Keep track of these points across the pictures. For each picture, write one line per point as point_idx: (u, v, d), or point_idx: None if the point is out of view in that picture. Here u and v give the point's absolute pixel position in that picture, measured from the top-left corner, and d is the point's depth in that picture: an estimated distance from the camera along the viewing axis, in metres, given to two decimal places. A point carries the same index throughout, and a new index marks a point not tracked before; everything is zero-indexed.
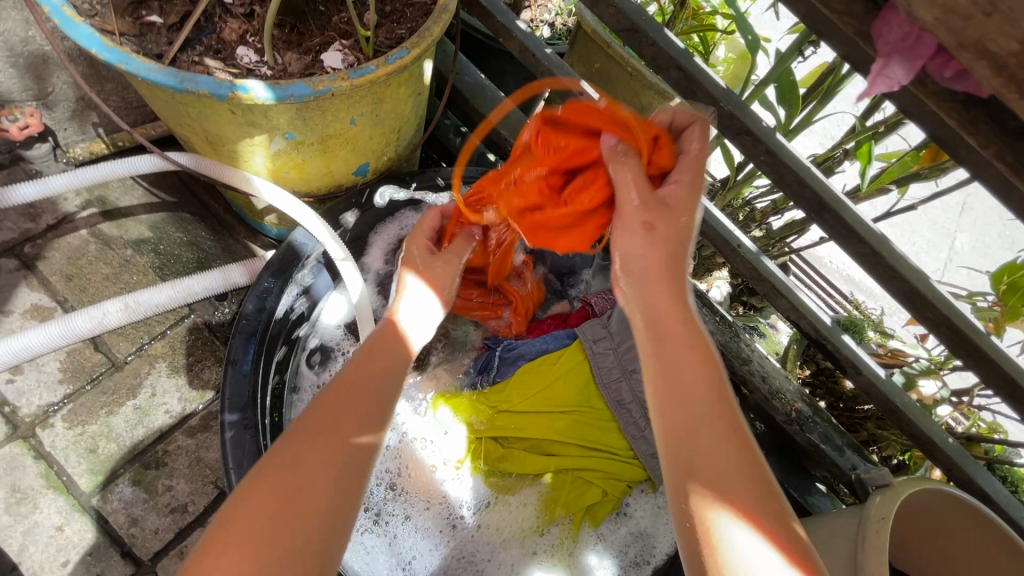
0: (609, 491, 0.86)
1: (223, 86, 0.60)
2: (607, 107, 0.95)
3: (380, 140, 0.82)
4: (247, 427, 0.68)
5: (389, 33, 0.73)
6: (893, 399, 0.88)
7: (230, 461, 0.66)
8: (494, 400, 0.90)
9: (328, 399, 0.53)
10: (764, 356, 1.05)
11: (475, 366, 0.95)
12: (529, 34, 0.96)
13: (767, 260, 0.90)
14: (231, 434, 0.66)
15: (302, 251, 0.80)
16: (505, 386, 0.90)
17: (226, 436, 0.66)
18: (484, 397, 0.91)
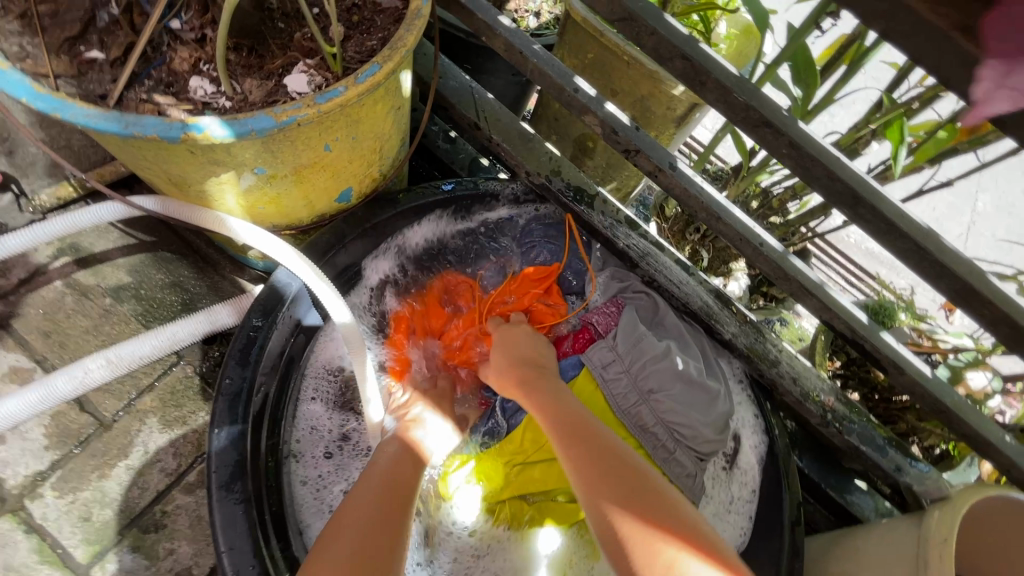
0: None
1: (174, 127, 0.53)
2: (605, 103, 0.87)
3: (361, 162, 0.75)
4: (238, 501, 0.63)
5: (359, 46, 0.65)
6: (942, 397, 0.81)
7: (223, 543, 0.61)
8: (509, 458, 0.80)
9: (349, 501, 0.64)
10: (794, 355, 0.97)
11: (482, 426, 0.84)
12: (514, 31, 0.88)
13: (794, 258, 0.83)
14: (221, 508, 0.62)
15: (285, 293, 0.74)
16: (518, 439, 0.80)
17: (216, 513, 0.62)
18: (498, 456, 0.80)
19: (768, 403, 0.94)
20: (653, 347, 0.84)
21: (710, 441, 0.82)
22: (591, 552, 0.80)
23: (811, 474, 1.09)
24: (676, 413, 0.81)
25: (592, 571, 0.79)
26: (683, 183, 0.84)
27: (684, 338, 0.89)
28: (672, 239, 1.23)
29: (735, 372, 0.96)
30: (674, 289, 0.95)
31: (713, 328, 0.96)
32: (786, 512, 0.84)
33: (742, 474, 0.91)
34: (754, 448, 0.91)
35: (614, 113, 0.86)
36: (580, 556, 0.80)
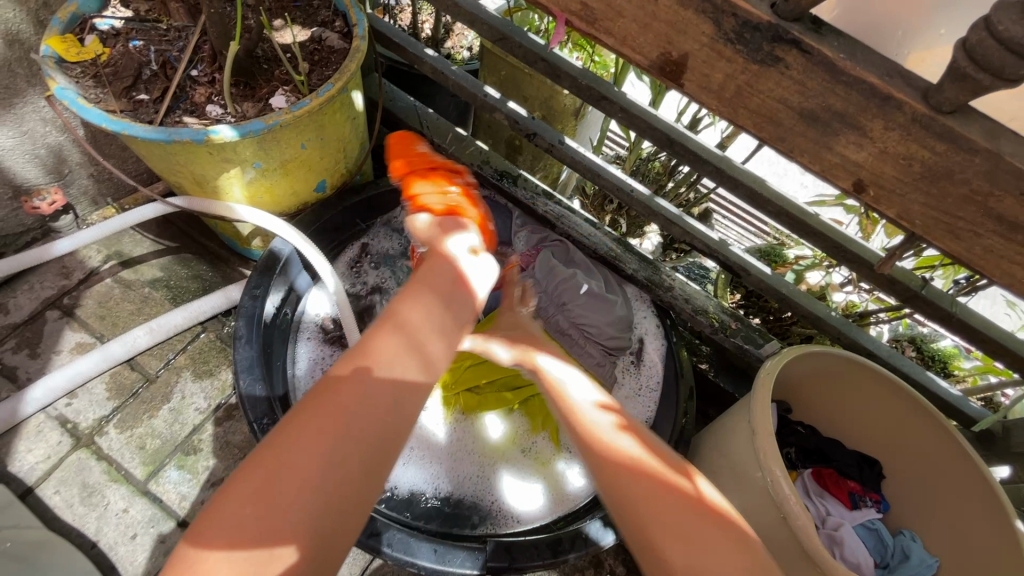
0: None
1: (200, 132, 0.82)
2: (508, 102, 1.17)
3: (330, 159, 1.04)
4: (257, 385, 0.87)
5: (320, 75, 0.94)
6: (780, 287, 1.09)
7: (248, 409, 0.84)
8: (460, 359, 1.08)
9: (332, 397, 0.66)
10: (684, 282, 1.23)
11: None
12: (437, 58, 1.19)
13: (659, 201, 1.15)
14: (245, 388, 0.86)
15: (280, 255, 1.00)
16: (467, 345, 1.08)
17: (242, 390, 0.86)
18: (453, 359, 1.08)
19: (667, 319, 1.20)
20: (563, 272, 1.15)
21: (613, 336, 1.13)
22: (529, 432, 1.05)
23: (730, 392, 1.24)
24: (583, 316, 1.13)
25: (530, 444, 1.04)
26: (570, 154, 1.15)
27: (590, 270, 1.18)
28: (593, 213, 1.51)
29: (641, 300, 1.23)
30: (583, 240, 1.24)
31: (618, 266, 1.23)
32: (681, 392, 1.08)
33: (649, 371, 1.17)
34: (656, 350, 1.18)
35: (516, 109, 1.16)
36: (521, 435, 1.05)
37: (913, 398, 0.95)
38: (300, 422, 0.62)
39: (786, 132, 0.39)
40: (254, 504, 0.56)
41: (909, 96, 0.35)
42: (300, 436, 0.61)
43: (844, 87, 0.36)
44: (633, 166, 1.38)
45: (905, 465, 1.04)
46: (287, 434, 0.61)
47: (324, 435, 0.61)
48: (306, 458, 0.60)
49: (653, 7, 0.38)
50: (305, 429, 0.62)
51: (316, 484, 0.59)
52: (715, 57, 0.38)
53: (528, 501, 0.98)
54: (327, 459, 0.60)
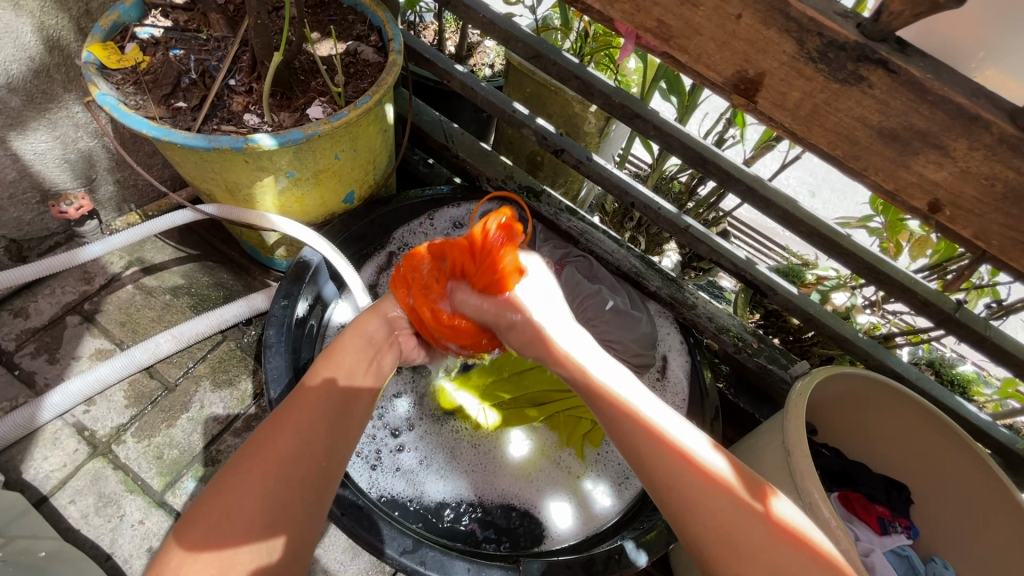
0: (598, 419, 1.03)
1: (239, 140, 0.82)
2: (537, 118, 1.18)
3: (360, 170, 1.05)
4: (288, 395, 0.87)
5: (356, 87, 0.95)
6: (807, 307, 1.09)
7: None
8: (483, 376, 1.06)
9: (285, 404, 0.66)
10: (708, 300, 1.22)
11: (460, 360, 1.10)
12: (466, 74, 1.20)
13: (686, 218, 1.16)
14: (276, 399, 0.85)
15: (310, 264, 1.00)
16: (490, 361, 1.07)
17: (273, 400, 0.85)
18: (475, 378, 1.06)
19: (690, 337, 1.20)
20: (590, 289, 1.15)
21: (639, 353, 1.13)
22: (556, 448, 1.03)
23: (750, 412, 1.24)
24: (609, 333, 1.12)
25: (558, 461, 1.02)
26: (598, 171, 1.16)
27: (614, 286, 1.18)
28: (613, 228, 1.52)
29: (664, 318, 1.23)
30: (607, 256, 1.24)
31: (642, 284, 1.23)
32: (707, 411, 1.08)
33: (674, 388, 1.16)
34: (680, 366, 1.18)
35: (544, 125, 1.17)
36: (549, 451, 1.03)
37: (947, 423, 0.93)
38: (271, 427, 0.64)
39: (861, 150, 0.40)
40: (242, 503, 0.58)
41: (998, 117, 0.34)
42: (279, 437, 0.63)
43: (929, 107, 0.36)
44: (655, 185, 1.39)
45: (934, 491, 1.02)
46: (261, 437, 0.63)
47: (296, 442, 0.63)
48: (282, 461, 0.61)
49: (733, 26, 0.39)
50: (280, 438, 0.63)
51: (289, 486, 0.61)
52: (794, 75, 0.39)
53: (555, 519, 0.96)
54: (302, 470, 0.62)
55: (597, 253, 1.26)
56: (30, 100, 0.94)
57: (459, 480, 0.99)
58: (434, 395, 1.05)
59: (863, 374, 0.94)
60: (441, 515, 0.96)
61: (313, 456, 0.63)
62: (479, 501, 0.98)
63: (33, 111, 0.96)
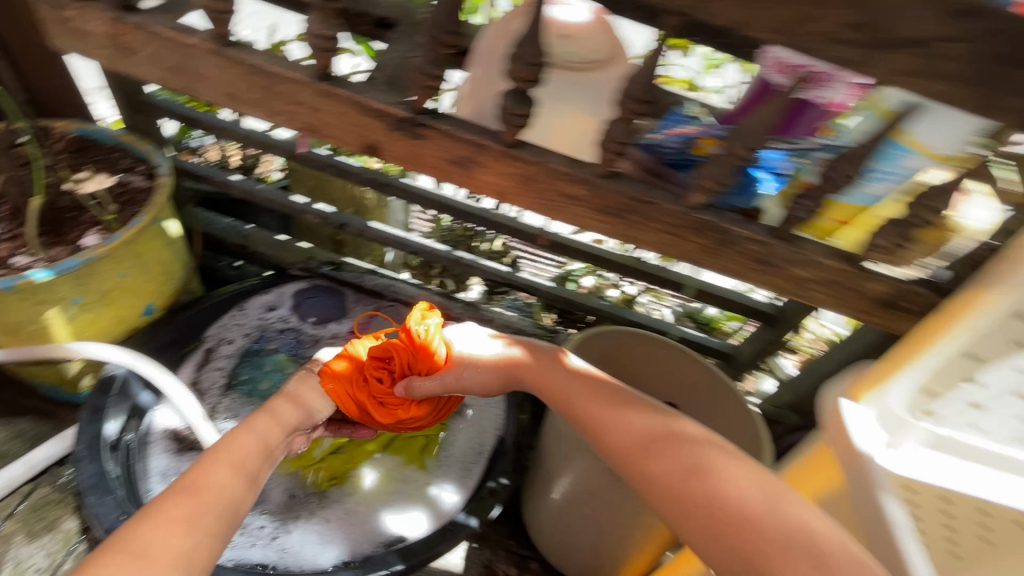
0: (428, 432, 1.21)
1: (10, 280, 0.88)
2: (314, 205, 1.44)
3: (154, 282, 1.14)
4: (108, 500, 0.91)
5: (130, 212, 1.07)
6: (563, 292, 1.44)
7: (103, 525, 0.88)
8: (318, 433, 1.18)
9: (198, 469, 0.59)
10: (499, 313, 1.52)
11: None
12: (243, 182, 1.40)
13: (457, 253, 1.46)
14: (95, 507, 0.89)
15: (114, 378, 1.06)
16: None
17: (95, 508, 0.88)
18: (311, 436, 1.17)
19: None
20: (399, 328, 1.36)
21: None
22: (402, 468, 1.17)
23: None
24: None
25: (405, 478, 1.16)
26: (375, 233, 1.44)
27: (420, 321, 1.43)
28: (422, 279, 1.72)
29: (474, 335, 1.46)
30: (413, 299, 1.45)
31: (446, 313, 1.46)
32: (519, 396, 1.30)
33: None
34: None
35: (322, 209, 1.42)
36: (397, 473, 1.17)
37: (671, 347, 1.27)
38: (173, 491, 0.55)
39: (447, 173, 0.66)
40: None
41: (494, 141, 0.63)
42: (193, 495, 0.55)
43: (462, 142, 0.63)
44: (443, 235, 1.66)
45: (688, 400, 1.36)
46: (197, 477, 0.58)
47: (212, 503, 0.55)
48: (224, 507, 0.56)
49: (350, 117, 0.63)
50: (200, 492, 0.55)
51: (221, 543, 0.53)
52: (391, 139, 0.64)
53: (407, 529, 1.08)
54: (200, 538, 0.51)
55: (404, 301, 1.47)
56: None
57: (319, 528, 1.07)
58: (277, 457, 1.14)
59: (606, 332, 1.26)
60: (308, 566, 1.01)
61: (225, 515, 0.55)
62: (343, 540, 1.06)
63: None
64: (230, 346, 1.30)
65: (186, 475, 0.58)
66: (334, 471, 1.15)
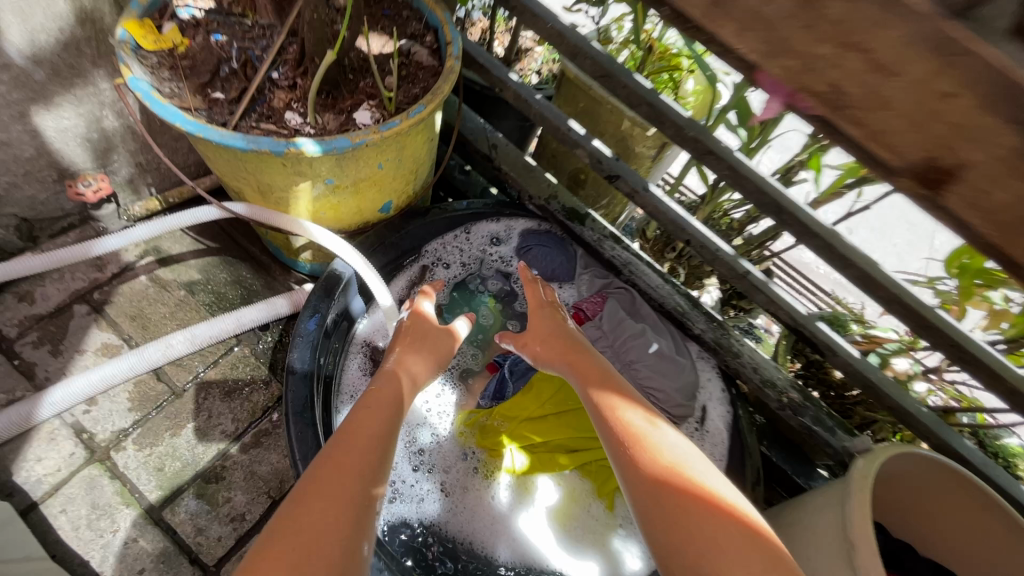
0: None
1: (280, 144, 0.74)
2: (592, 140, 1.09)
3: (402, 180, 0.97)
4: (309, 425, 0.76)
5: (407, 92, 0.88)
6: (869, 375, 0.99)
7: (298, 454, 0.73)
8: (511, 413, 0.97)
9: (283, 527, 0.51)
10: (753, 349, 1.15)
11: (488, 390, 1.02)
12: (521, 84, 1.12)
13: (746, 262, 1.02)
14: (296, 430, 0.75)
15: (342, 277, 0.93)
16: (522, 395, 0.98)
17: (292, 432, 0.74)
18: (500, 412, 0.98)
19: (732, 387, 1.14)
20: (632, 328, 1.05)
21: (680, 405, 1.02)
22: (590, 496, 0.96)
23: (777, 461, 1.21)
24: (651, 380, 1.01)
25: (588, 510, 0.95)
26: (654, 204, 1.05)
27: (656, 326, 1.11)
28: (653, 257, 1.43)
29: (706, 363, 1.17)
30: (651, 292, 1.16)
31: (685, 324, 1.16)
32: (748, 475, 1.02)
33: (711, 438, 1.11)
34: (721, 416, 1.13)
35: (600, 148, 1.07)
36: (582, 497, 0.96)
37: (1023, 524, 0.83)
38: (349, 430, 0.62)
39: None
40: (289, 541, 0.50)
41: None
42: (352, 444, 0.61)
43: None
44: (704, 217, 1.29)
45: None
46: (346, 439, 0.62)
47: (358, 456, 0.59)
48: (340, 483, 0.56)
49: (936, 105, 0.31)
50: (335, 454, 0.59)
51: None
52: (1008, 174, 0.31)
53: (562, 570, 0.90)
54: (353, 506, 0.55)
55: (640, 287, 1.18)
56: (56, 74, 0.88)
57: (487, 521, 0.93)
58: (459, 418, 1.00)
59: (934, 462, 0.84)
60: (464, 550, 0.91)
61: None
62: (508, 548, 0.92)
63: (58, 86, 0.89)
64: (440, 271, 1.15)
65: (300, 508, 0.53)
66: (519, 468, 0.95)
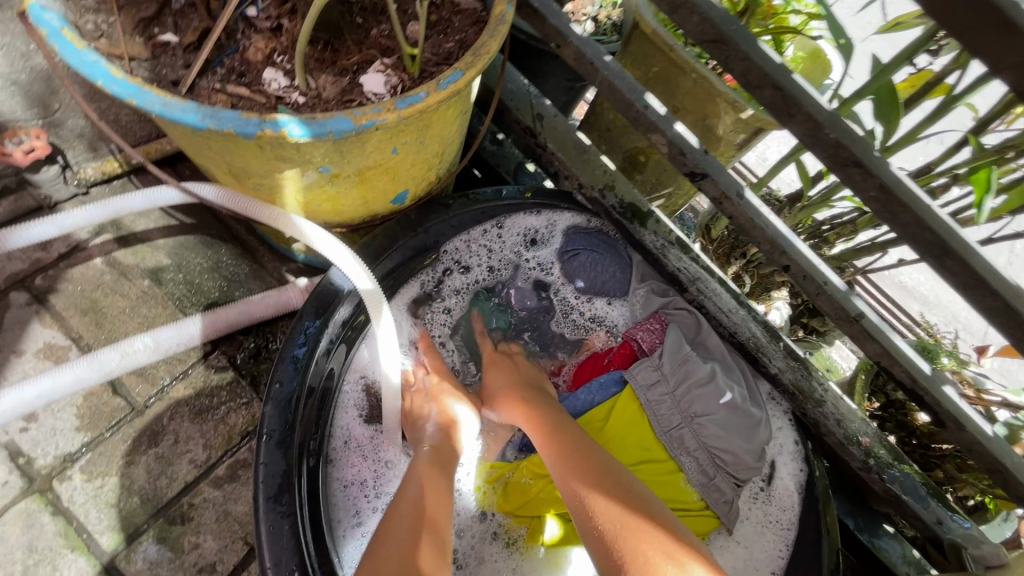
0: None
1: (251, 123, 0.51)
2: (675, 122, 0.82)
3: (422, 165, 0.73)
4: (283, 515, 0.64)
5: (437, 47, 0.62)
6: (1002, 460, 0.77)
7: (269, 558, 0.62)
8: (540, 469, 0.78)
9: None
10: (840, 396, 0.94)
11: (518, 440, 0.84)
12: (586, 39, 0.85)
13: (859, 302, 0.79)
14: (267, 523, 0.63)
15: (339, 295, 0.73)
16: None
17: (263, 527, 0.63)
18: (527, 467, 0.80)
19: (808, 440, 0.94)
20: (698, 370, 0.83)
21: (750, 468, 0.82)
22: None
23: (839, 515, 1.02)
24: (720, 438, 0.80)
25: None
26: (748, 213, 0.80)
27: (723, 361, 0.90)
28: (715, 261, 1.20)
29: (779, 406, 0.96)
30: (722, 318, 0.94)
31: (759, 360, 0.94)
32: (823, 559, 0.84)
33: (779, 499, 0.93)
34: (792, 476, 0.93)
35: (684, 134, 0.81)
36: None
37: None
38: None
39: None
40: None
41: None
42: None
43: None
44: (791, 223, 1.05)
45: None
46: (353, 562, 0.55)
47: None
48: None
49: None
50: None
51: None
52: None
53: None
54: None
55: (708, 309, 0.95)
56: None
57: None
58: (481, 469, 0.84)
59: None
60: None
61: None
62: None
63: None
64: (456, 278, 0.93)
65: None
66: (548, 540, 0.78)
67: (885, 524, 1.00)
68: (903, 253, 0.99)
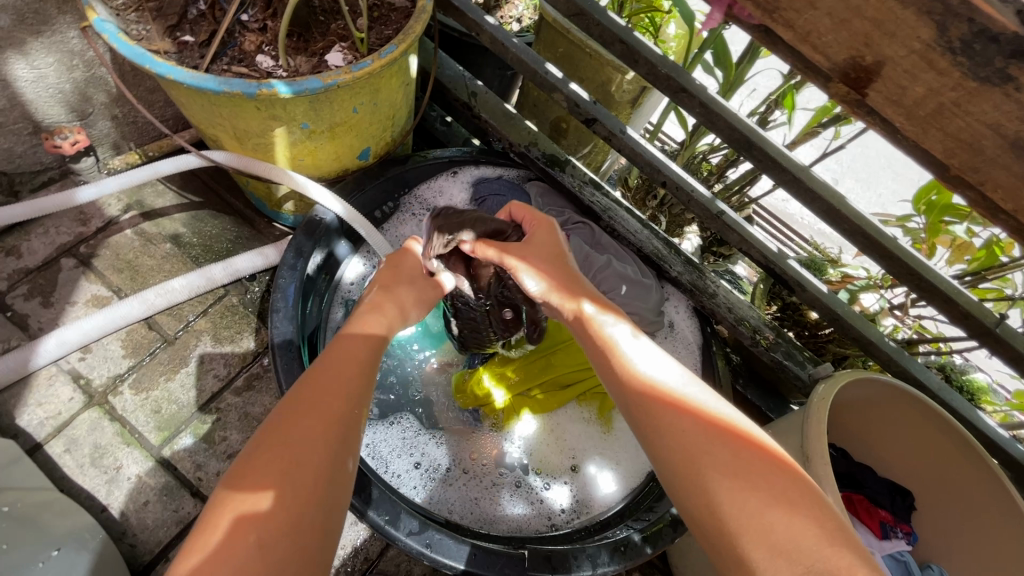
0: None
1: (252, 85, 0.75)
2: (570, 83, 1.08)
3: (378, 126, 0.97)
4: (294, 357, 0.85)
5: (379, 34, 0.87)
6: (835, 307, 1.04)
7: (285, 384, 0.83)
8: (503, 365, 1.05)
9: (274, 432, 0.55)
10: (730, 290, 1.18)
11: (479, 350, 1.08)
12: (497, 27, 1.11)
13: (720, 204, 1.07)
14: (282, 360, 0.84)
15: (323, 221, 0.96)
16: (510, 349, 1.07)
17: (279, 364, 0.84)
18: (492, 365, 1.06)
19: (707, 326, 1.19)
20: (599, 259, 1.14)
21: (651, 322, 1.14)
22: (590, 425, 1.04)
23: (754, 401, 1.25)
24: (626, 304, 1.13)
25: (584, 441, 1.02)
26: (631, 145, 1.07)
27: (618, 253, 1.18)
28: (634, 205, 1.46)
29: (682, 302, 1.21)
30: (629, 236, 1.19)
31: (663, 268, 1.19)
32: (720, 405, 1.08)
33: (683, 350, 1.19)
34: (689, 330, 1.20)
35: (577, 91, 1.07)
36: (580, 430, 1.03)
37: (948, 419, 0.92)
38: (324, 368, 0.61)
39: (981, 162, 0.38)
40: (252, 480, 0.51)
41: None
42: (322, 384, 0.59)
43: None
44: (684, 163, 1.31)
45: (937, 500, 1.01)
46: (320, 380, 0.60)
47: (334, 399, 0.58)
48: (307, 423, 0.55)
49: (859, 3, 0.36)
50: (305, 403, 0.57)
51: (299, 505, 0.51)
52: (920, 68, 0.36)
53: (552, 500, 0.97)
54: (330, 440, 0.55)
55: (619, 231, 1.21)
56: (21, 20, 0.87)
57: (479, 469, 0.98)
58: (454, 377, 1.06)
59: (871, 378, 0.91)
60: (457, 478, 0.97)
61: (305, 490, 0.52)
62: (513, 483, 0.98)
63: (25, 32, 0.88)
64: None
65: (270, 435, 0.54)
66: (514, 413, 1.03)
67: (792, 405, 1.25)
68: (764, 177, 1.26)
